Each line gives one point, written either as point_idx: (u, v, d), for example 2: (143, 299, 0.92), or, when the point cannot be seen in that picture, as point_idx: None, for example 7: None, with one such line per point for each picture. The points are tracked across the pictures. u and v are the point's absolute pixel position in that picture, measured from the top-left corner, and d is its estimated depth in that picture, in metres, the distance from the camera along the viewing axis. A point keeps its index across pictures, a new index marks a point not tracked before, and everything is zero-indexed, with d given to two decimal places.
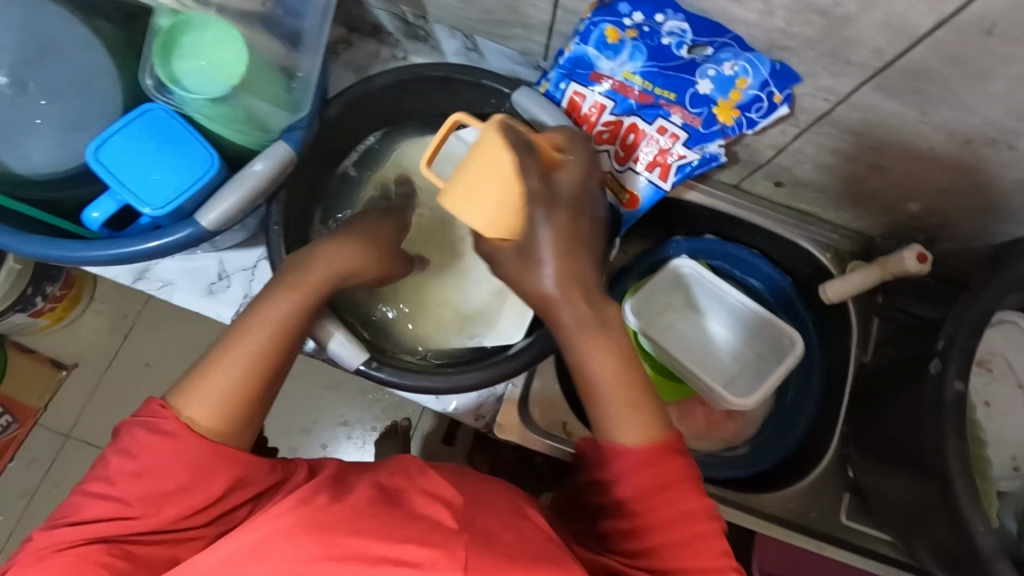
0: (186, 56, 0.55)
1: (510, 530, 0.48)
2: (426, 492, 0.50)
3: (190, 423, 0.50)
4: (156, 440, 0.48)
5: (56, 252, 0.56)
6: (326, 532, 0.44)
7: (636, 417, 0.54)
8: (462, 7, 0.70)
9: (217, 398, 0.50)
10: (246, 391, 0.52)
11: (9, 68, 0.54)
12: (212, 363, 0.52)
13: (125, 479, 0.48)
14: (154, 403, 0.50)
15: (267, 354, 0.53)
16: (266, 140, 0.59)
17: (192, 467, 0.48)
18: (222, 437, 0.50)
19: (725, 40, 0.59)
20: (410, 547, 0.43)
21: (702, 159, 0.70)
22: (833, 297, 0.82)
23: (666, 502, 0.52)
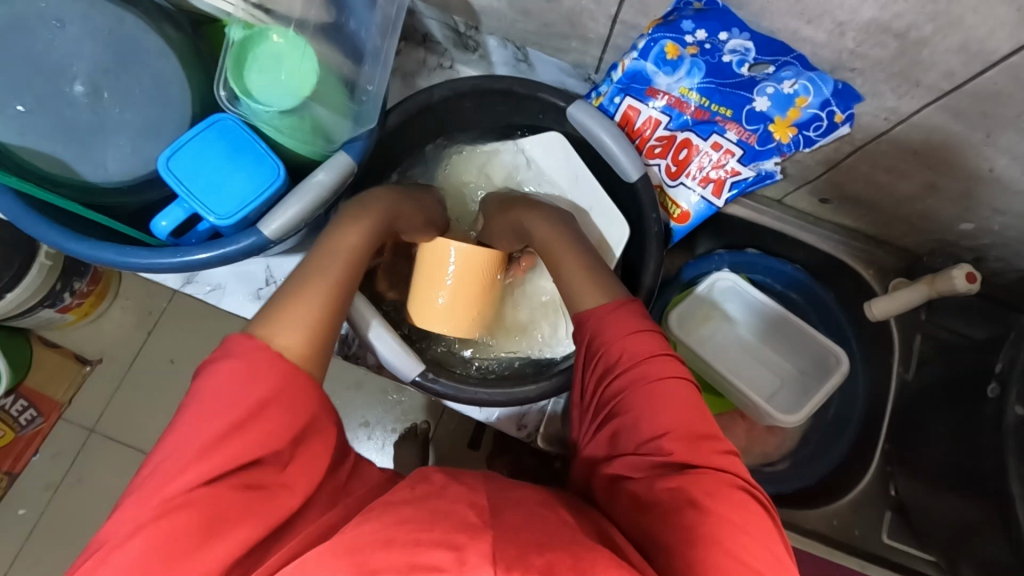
0: (260, 69, 0.55)
1: (537, 530, 0.45)
2: (453, 501, 0.47)
3: (284, 349, 0.49)
4: (247, 366, 0.47)
5: (123, 258, 0.56)
6: (359, 553, 0.40)
7: (594, 281, 0.60)
8: (520, 19, 0.71)
9: (305, 322, 0.51)
10: (320, 325, 0.52)
11: (87, 76, 0.55)
12: (291, 300, 0.53)
13: (212, 411, 0.46)
14: (236, 337, 0.49)
15: (333, 297, 0.55)
16: (330, 150, 0.61)
17: (280, 388, 0.47)
18: (308, 365, 0.50)
19: (789, 58, 0.59)
20: (436, 552, 0.40)
21: (757, 176, 0.71)
22: (879, 314, 0.83)
23: (645, 360, 0.53)
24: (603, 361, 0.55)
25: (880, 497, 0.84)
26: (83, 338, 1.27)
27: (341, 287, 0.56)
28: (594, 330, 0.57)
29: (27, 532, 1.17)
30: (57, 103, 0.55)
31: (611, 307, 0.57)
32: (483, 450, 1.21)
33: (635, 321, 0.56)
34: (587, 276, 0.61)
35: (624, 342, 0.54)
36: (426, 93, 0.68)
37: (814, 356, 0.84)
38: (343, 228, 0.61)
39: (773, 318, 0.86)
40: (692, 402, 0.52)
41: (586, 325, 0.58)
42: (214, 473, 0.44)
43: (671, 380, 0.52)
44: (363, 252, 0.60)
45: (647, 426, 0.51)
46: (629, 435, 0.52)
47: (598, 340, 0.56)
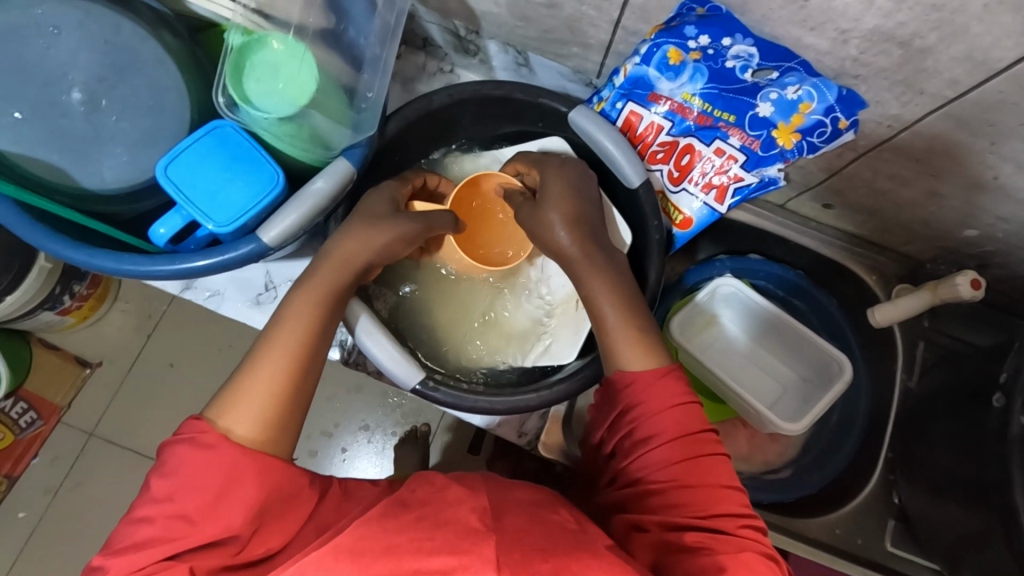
0: (260, 77, 0.55)
1: (536, 528, 0.46)
2: (451, 504, 0.47)
3: (227, 433, 0.49)
4: (201, 455, 0.48)
5: (123, 265, 0.55)
6: (361, 555, 0.42)
7: (643, 346, 0.57)
8: (521, 25, 0.70)
9: (252, 404, 0.50)
10: (273, 404, 0.51)
11: (84, 85, 0.55)
12: (244, 380, 0.52)
13: (170, 500, 0.47)
14: (191, 420, 0.49)
15: (292, 370, 0.53)
16: (328, 157, 0.59)
17: (230, 478, 0.47)
18: (258, 446, 0.50)
19: (792, 64, 0.59)
20: (439, 557, 0.41)
21: (760, 183, 0.70)
22: (882, 320, 0.83)
23: (679, 422, 0.54)
24: (640, 426, 0.55)
25: (883, 506, 0.84)
26: (83, 341, 1.26)
27: (299, 362, 0.53)
28: (635, 395, 0.55)
29: (25, 537, 1.17)
30: (54, 111, 0.54)
31: (654, 375, 0.55)
32: (484, 454, 1.21)
33: (677, 388, 0.55)
34: (635, 339, 0.57)
35: (661, 413, 0.54)
36: (427, 99, 0.68)
37: (817, 364, 0.84)
38: (293, 304, 0.56)
39: (777, 322, 0.85)
40: (724, 477, 0.53)
41: (626, 390, 0.56)
42: (173, 547, 0.45)
43: (708, 456, 0.53)
44: (330, 318, 0.57)
45: (674, 488, 0.52)
46: (658, 500, 0.53)
47: (638, 407, 0.55)
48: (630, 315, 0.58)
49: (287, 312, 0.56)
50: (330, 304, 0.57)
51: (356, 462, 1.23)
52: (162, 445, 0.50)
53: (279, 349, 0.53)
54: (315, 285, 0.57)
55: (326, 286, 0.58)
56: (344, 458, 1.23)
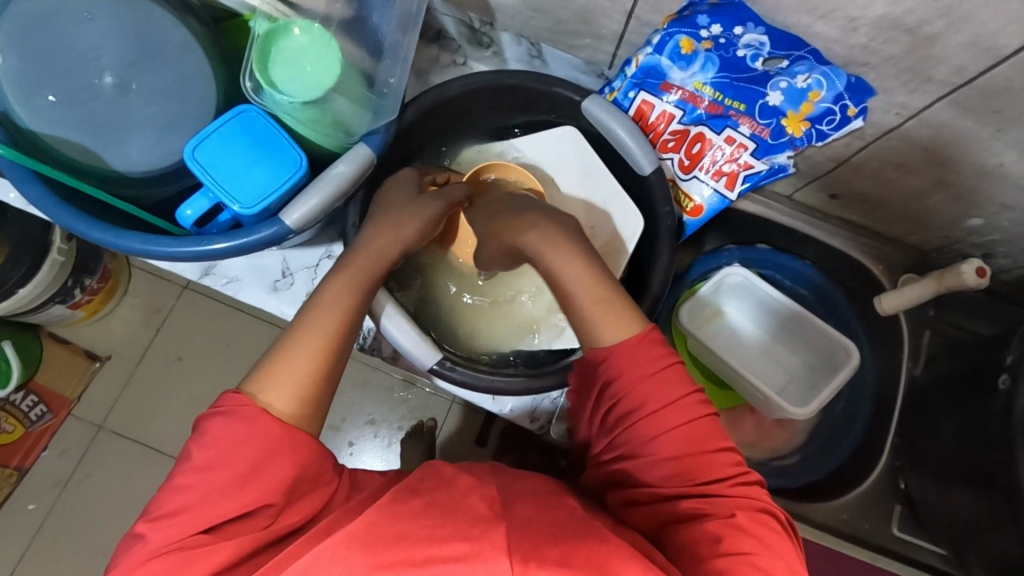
0: (284, 62, 0.57)
1: (548, 517, 0.48)
2: (462, 494, 0.48)
3: (266, 406, 0.51)
4: (239, 427, 0.49)
5: (151, 247, 0.56)
6: (374, 544, 0.43)
7: (611, 313, 0.56)
8: (535, 16, 0.72)
9: (290, 381, 0.52)
10: (310, 385, 0.52)
11: (115, 69, 0.56)
12: (282, 358, 0.53)
13: (207, 468, 0.48)
14: (231, 393, 0.51)
15: (325, 356, 0.54)
16: (349, 143, 0.61)
17: (266, 451, 0.49)
18: (295, 422, 0.51)
19: (802, 53, 0.60)
20: (451, 544, 0.43)
21: (770, 170, 0.71)
22: (888, 308, 0.84)
23: (662, 393, 0.53)
24: (621, 399, 0.54)
25: (889, 492, 0.85)
26: (92, 334, 1.28)
27: (333, 347, 0.55)
28: (613, 368, 0.54)
29: (35, 529, 1.18)
30: (85, 95, 0.56)
31: (629, 343, 0.55)
32: (490, 447, 1.22)
33: (655, 354, 0.54)
34: (602, 306, 0.56)
35: (642, 382, 0.53)
36: (442, 88, 0.69)
37: (824, 352, 0.85)
38: (330, 287, 0.57)
39: (790, 315, 0.86)
40: (713, 437, 0.53)
41: (604, 365, 0.55)
42: (207, 517, 0.47)
43: (696, 420, 0.53)
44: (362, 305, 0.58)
45: (668, 458, 0.52)
46: (652, 472, 0.53)
47: (619, 379, 0.54)
48: (597, 283, 0.57)
49: (323, 295, 0.57)
50: (368, 288, 0.59)
51: (363, 456, 1.24)
52: (199, 416, 0.51)
53: (312, 334, 0.54)
54: (354, 269, 0.59)
55: (361, 276, 0.59)
56: (350, 453, 1.24)
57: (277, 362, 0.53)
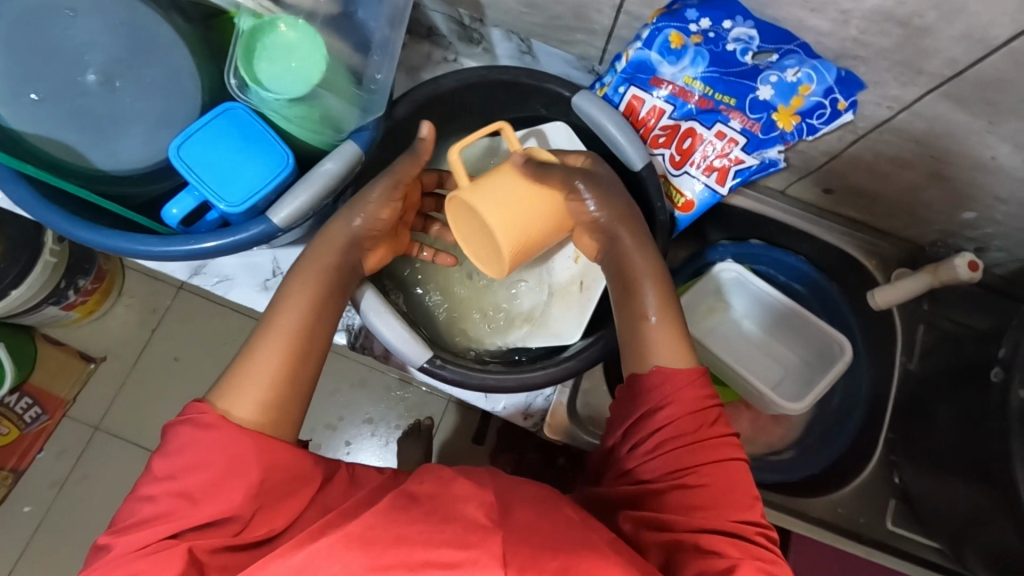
0: (269, 58, 0.56)
1: (546, 523, 0.47)
2: (460, 499, 0.48)
3: (226, 415, 0.50)
4: (201, 434, 0.49)
5: (138, 247, 0.56)
6: (370, 546, 0.43)
7: (674, 345, 0.59)
8: (526, 11, 0.71)
9: (251, 389, 0.52)
10: (273, 389, 0.53)
11: (100, 67, 0.56)
12: (248, 366, 0.53)
13: (176, 476, 0.48)
14: (195, 403, 0.51)
15: (285, 361, 0.54)
16: (337, 140, 0.61)
17: (230, 458, 0.48)
18: (256, 428, 0.51)
19: (792, 47, 0.60)
20: (447, 550, 0.42)
21: (761, 164, 0.71)
22: (881, 302, 0.84)
23: (700, 429, 0.55)
24: (661, 422, 0.55)
25: (885, 487, 0.85)
26: (88, 336, 1.27)
27: (295, 354, 0.55)
28: (665, 391, 0.56)
29: (32, 531, 1.18)
30: (70, 93, 0.55)
31: (687, 376, 0.57)
32: (488, 445, 1.22)
33: (700, 392, 0.56)
34: (674, 339, 0.59)
35: (686, 413, 0.55)
36: (434, 83, 0.69)
37: (818, 346, 0.85)
38: (291, 290, 0.58)
39: (783, 311, 0.86)
40: (743, 482, 0.54)
41: (657, 389, 0.56)
42: (174, 525, 0.46)
43: (729, 462, 0.54)
44: (325, 310, 0.58)
45: (698, 492, 0.53)
46: (678, 501, 0.53)
47: (665, 408, 0.56)
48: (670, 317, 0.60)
49: (286, 299, 0.57)
50: (330, 284, 0.59)
51: (361, 455, 1.24)
52: (166, 427, 0.51)
53: (274, 341, 0.55)
54: (314, 268, 0.59)
55: (324, 279, 0.59)
56: (347, 453, 1.24)
57: (240, 371, 0.53)
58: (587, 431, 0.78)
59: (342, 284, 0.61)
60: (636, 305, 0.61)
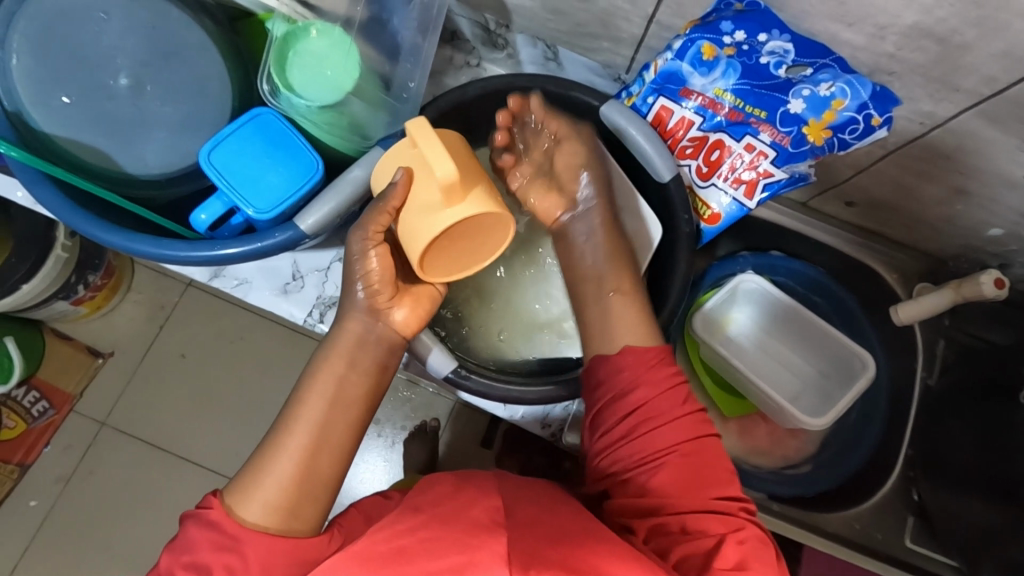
0: (303, 64, 0.56)
1: (551, 524, 0.47)
2: (466, 503, 0.47)
3: (232, 511, 0.50)
4: (206, 533, 0.49)
5: (166, 252, 0.55)
6: (370, 560, 0.43)
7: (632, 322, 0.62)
8: (552, 18, 0.72)
9: (258, 485, 0.51)
10: (288, 492, 0.51)
11: (130, 70, 0.55)
12: (264, 463, 0.53)
13: (180, 575, 0.48)
14: (209, 497, 0.52)
15: (296, 452, 0.53)
16: (365, 146, 0.60)
17: (234, 564, 0.47)
18: (261, 526, 0.50)
19: (827, 61, 0.60)
20: (448, 558, 0.42)
21: (790, 179, 0.68)
22: (904, 319, 0.84)
23: (672, 407, 0.58)
24: (634, 399, 0.58)
25: (901, 503, 0.85)
26: (96, 331, 1.27)
27: (306, 444, 0.53)
28: (642, 368, 0.59)
29: (37, 524, 1.17)
30: (99, 95, 0.55)
31: (647, 360, 0.59)
32: (495, 449, 1.22)
33: (667, 373, 0.59)
34: (633, 319, 0.62)
35: (659, 393, 0.58)
36: (460, 90, 0.67)
37: (837, 358, 0.85)
38: (311, 380, 0.56)
39: (784, 311, 0.86)
40: (716, 455, 0.58)
41: (624, 373, 0.59)
42: None
43: (701, 435, 0.58)
44: (339, 400, 0.56)
45: (678, 473, 0.56)
46: (665, 485, 0.56)
47: (638, 392, 0.58)
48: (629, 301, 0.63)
49: (304, 390, 0.56)
50: (345, 371, 0.57)
51: (366, 456, 1.24)
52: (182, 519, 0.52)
53: (286, 431, 0.54)
54: (330, 350, 0.57)
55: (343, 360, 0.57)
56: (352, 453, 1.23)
57: (254, 466, 0.53)
58: None
59: (362, 367, 0.57)
60: (607, 278, 0.65)
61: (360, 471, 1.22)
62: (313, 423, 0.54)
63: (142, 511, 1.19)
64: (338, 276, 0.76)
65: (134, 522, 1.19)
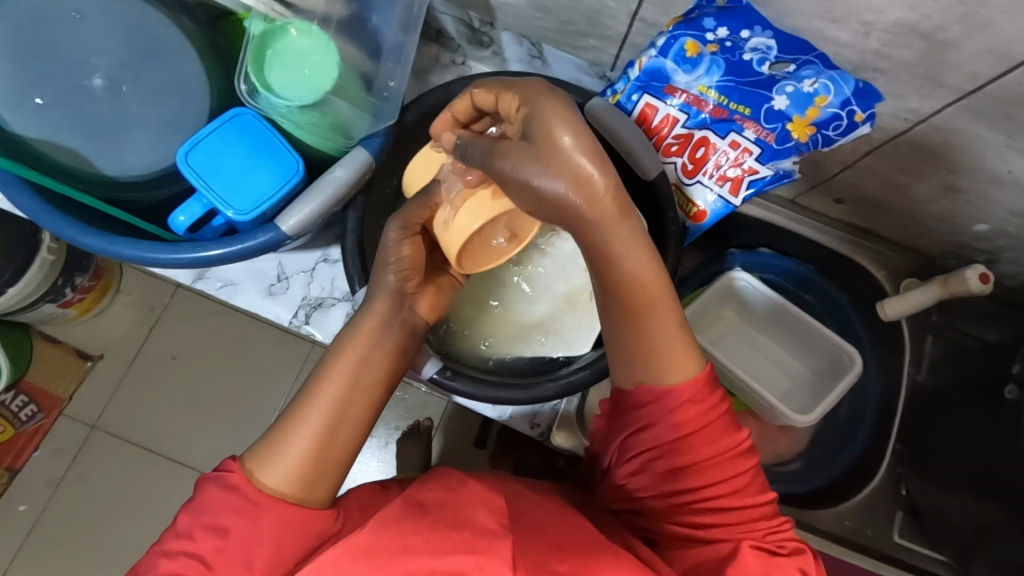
0: (281, 65, 0.56)
1: (554, 526, 0.49)
2: (470, 503, 0.48)
3: (252, 477, 0.49)
4: (225, 496, 0.48)
5: (146, 253, 0.55)
6: (376, 555, 0.44)
7: (678, 358, 0.53)
8: (539, 16, 0.71)
9: (282, 453, 0.50)
10: (307, 463, 0.49)
11: (107, 70, 0.55)
12: (287, 431, 0.51)
13: (197, 535, 0.47)
14: (229, 459, 0.50)
15: (323, 424, 0.51)
16: (348, 146, 0.58)
17: (254, 531, 0.47)
18: (285, 494, 0.49)
19: (810, 57, 0.61)
20: (457, 557, 0.43)
21: (775, 175, 0.67)
22: (892, 314, 0.83)
23: (699, 446, 0.53)
24: (654, 437, 0.54)
25: (892, 499, 0.85)
26: (85, 333, 1.26)
27: (333, 417, 0.51)
28: (661, 408, 0.54)
29: (28, 529, 1.16)
30: (76, 97, 0.54)
31: (674, 400, 0.53)
32: (489, 448, 1.20)
33: (697, 412, 0.53)
34: (678, 347, 0.53)
35: (684, 434, 0.53)
36: (445, 88, 0.67)
37: (829, 357, 0.84)
38: (340, 351, 0.54)
39: (769, 309, 0.86)
40: (748, 491, 0.54)
41: (646, 410, 0.54)
42: None
43: (732, 472, 0.54)
44: (367, 377, 0.53)
45: (701, 508, 0.54)
46: (688, 517, 0.54)
47: (659, 431, 0.54)
48: (674, 330, 0.53)
49: (330, 362, 0.53)
50: (373, 351, 0.54)
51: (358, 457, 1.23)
52: (199, 480, 0.50)
53: (312, 401, 0.51)
54: (361, 328, 0.55)
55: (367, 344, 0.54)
56: None
57: (281, 431, 0.51)
58: None
59: (389, 348, 0.55)
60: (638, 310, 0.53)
61: (354, 471, 1.22)
62: (344, 395, 0.52)
63: (135, 514, 1.19)
64: (324, 277, 0.76)
65: (126, 526, 1.18)
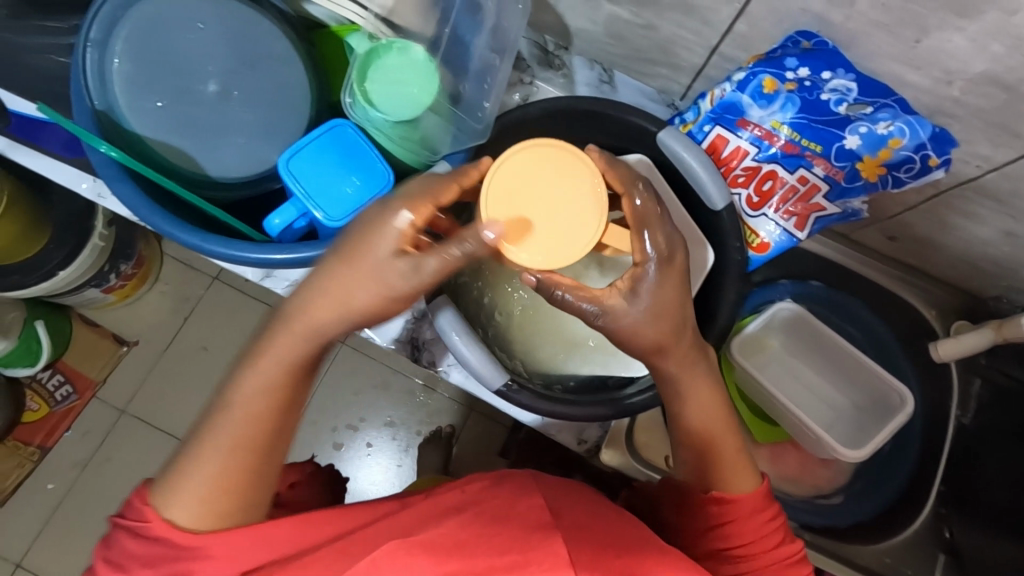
0: (382, 80, 0.58)
1: (604, 525, 0.50)
2: (511, 496, 0.50)
3: (169, 522, 0.48)
4: (145, 546, 0.47)
5: (240, 254, 0.56)
6: (435, 551, 0.45)
7: (737, 465, 0.60)
8: (612, 43, 0.73)
9: (195, 494, 0.48)
10: (223, 494, 0.48)
11: (219, 77, 0.57)
12: (194, 470, 0.49)
13: None
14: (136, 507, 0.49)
15: (237, 456, 0.49)
16: (434, 160, 0.62)
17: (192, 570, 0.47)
18: (202, 530, 0.48)
19: (888, 100, 0.61)
20: (510, 555, 0.44)
21: (843, 214, 0.71)
22: (944, 355, 0.84)
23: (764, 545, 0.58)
24: (724, 539, 0.58)
25: (932, 540, 0.84)
26: (122, 318, 1.28)
27: (246, 446, 0.49)
28: (728, 513, 0.58)
29: (52, 508, 1.19)
30: (189, 100, 0.57)
31: (748, 501, 0.59)
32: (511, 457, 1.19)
33: (761, 518, 0.59)
34: (739, 459, 0.61)
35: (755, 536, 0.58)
36: (522, 109, 0.69)
37: (875, 395, 0.85)
38: (241, 383, 0.50)
39: (816, 341, 0.87)
40: None
41: (722, 507, 0.59)
42: None
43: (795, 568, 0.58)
44: (278, 400, 0.50)
45: None
46: None
47: (731, 526, 0.58)
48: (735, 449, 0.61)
49: (238, 387, 0.50)
50: (294, 372, 0.51)
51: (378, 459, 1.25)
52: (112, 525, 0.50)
53: (219, 437, 0.49)
54: (276, 354, 0.50)
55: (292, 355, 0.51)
56: (368, 453, 1.25)
57: (186, 470, 0.49)
58: (642, 459, 0.78)
59: (312, 367, 0.52)
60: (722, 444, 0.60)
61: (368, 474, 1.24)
62: (253, 429, 0.49)
63: None
64: None
65: None
